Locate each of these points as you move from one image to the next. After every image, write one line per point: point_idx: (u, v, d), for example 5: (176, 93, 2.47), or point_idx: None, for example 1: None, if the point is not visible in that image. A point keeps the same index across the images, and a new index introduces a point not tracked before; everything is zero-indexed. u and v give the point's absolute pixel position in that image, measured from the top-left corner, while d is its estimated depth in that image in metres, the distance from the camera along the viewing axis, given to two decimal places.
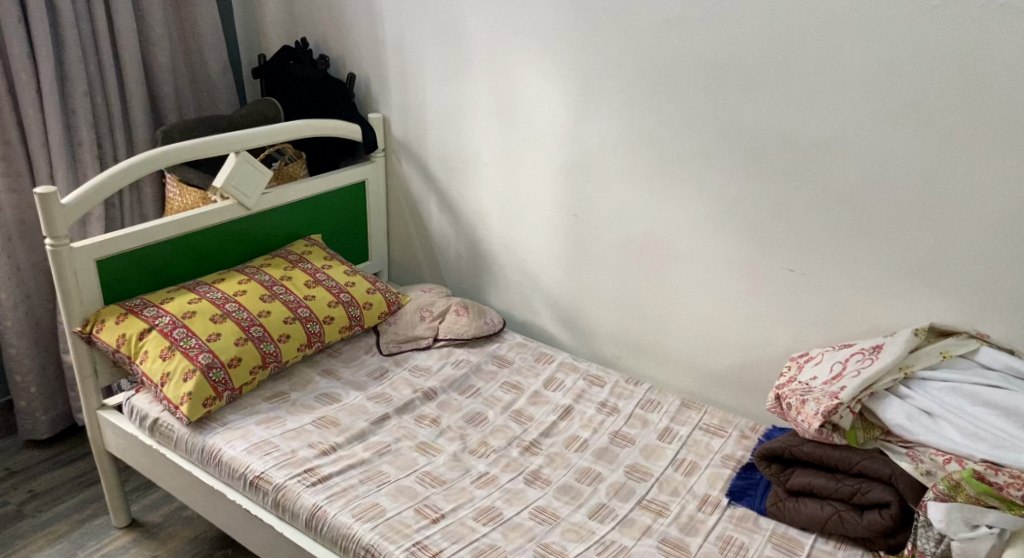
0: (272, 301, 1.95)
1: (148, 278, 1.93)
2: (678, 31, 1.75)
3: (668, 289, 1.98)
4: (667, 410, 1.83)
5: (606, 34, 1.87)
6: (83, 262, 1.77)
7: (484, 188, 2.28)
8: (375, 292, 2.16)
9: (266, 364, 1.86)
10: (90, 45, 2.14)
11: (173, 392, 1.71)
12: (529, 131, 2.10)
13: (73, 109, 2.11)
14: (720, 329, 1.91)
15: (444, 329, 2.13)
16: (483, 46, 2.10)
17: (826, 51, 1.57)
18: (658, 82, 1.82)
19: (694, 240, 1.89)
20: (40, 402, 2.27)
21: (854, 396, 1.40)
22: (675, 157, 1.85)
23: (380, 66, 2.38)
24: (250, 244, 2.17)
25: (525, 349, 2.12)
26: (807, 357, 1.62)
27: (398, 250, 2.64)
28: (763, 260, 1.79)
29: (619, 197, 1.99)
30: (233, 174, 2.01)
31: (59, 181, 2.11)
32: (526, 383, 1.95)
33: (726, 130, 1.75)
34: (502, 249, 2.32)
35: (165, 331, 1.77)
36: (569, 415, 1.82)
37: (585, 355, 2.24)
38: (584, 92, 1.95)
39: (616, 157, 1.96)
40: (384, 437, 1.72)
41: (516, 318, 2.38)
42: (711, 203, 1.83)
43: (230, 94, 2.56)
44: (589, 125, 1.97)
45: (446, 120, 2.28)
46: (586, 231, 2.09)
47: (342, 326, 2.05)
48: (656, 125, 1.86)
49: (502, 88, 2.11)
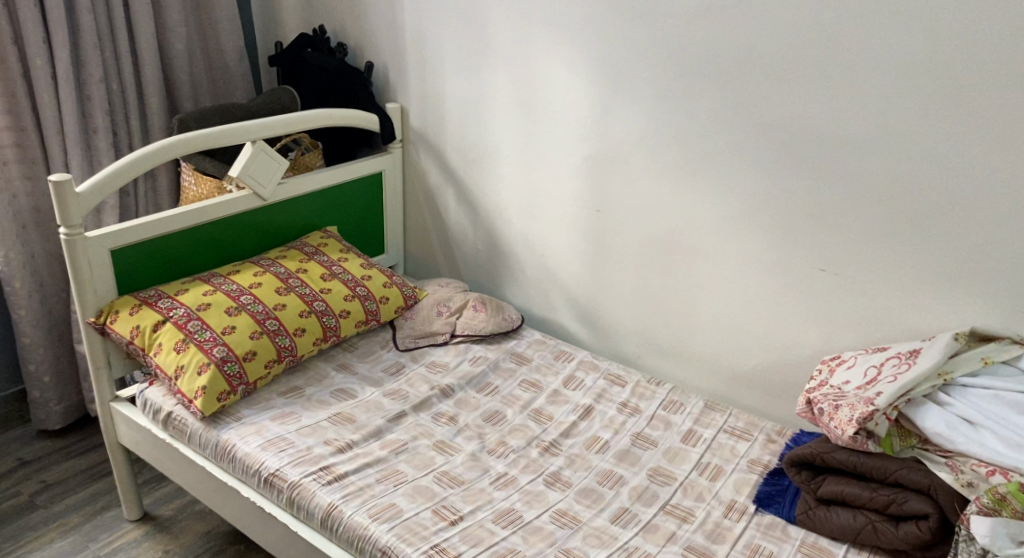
0: (288, 294, 1.91)
1: (163, 268, 1.90)
2: (710, 21, 1.69)
3: (694, 288, 1.93)
4: (690, 412, 1.78)
5: (633, 24, 1.81)
6: (97, 251, 1.74)
7: (504, 182, 2.23)
8: (392, 286, 2.13)
9: (281, 359, 1.82)
10: (107, 31, 2.11)
11: (187, 386, 1.67)
12: (552, 124, 2.05)
13: (88, 96, 2.08)
14: (747, 329, 1.86)
15: (462, 325, 2.09)
16: (506, 36, 2.05)
17: (866, 42, 1.51)
18: (687, 75, 1.76)
19: (722, 237, 1.84)
20: (53, 392, 2.25)
21: (890, 403, 1.36)
22: (703, 151, 1.80)
23: (399, 55, 2.33)
24: (265, 235, 2.13)
25: (544, 347, 2.08)
26: (838, 360, 1.56)
27: (414, 243, 2.60)
28: (793, 259, 1.74)
29: (645, 193, 1.94)
30: (249, 164, 1.98)
31: (73, 169, 2.08)
32: (545, 381, 1.91)
33: (758, 123, 1.69)
34: (521, 244, 2.27)
35: (180, 323, 1.73)
36: (589, 415, 1.77)
37: (605, 353, 2.19)
38: (610, 84, 1.90)
39: (641, 151, 1.90)
40: (400, 435, 1.68)
41: (534, 315, 2.33)
42: (740, 200, 1.78)
43: (246, 82, 2.52)
44: (615, 117, 1.92)
45: (466, 112, 2.23)
46: (608, 227, 2.04)
47: (358, 321, 2.02)
48: (683, 119, 1.80)
49: (525, 79, 2.05)
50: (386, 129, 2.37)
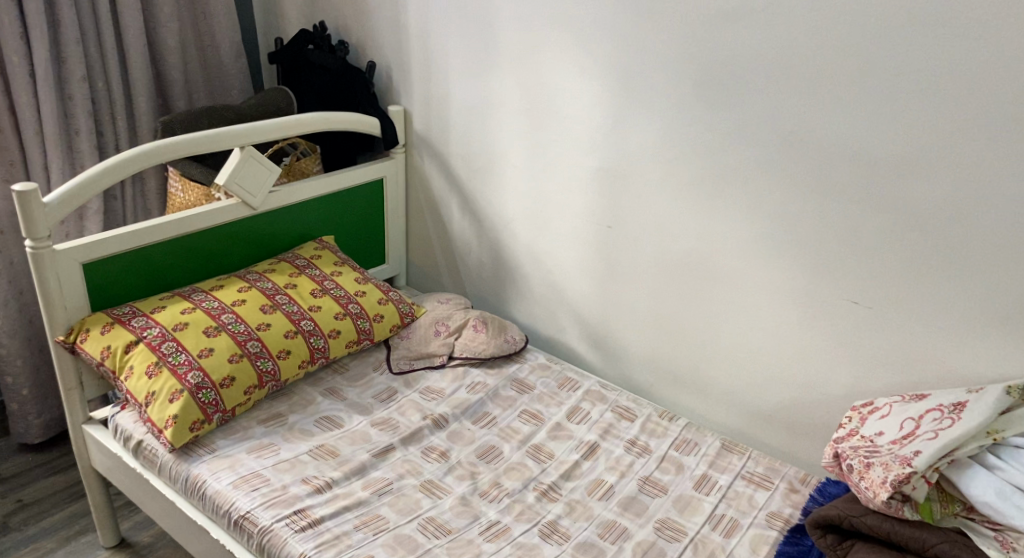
0: (274, 313, 1.78)
1: (141, 282, 1.78)
2: (736, 23, 1.52)
3: (712, 315, 1.77)
4: (705, 453, 1.62)
5: (649, 25, 1.65)
6: (67, 265, 1.62)
7: (509, 192, 2.09)
8: (387, 303, 2.00)
9: (262, 384, 1.69)
10: (91, 26, 1.99)
11: (158, 414, 1.55)
12: (561, 132, 1.90)
13: (70, 95, 1.97)
14: (770, 362, 1.70)
15: (460, 347, 1.95)
16: (514, 37, 1.90)
17: (914, 50, 1.34)
18: (709, 82, 1.60)
19: (744, 261, 1.68)
20: (34, 405, 2.15)
21: (930, 465, 1.19)
22: (726, 166, 1.64)
23: (402, 55, 2.19)
24: (255, 246, 2.00)
25: (548, 372, 1.93)
26: (870, 406, 1.38)
27: (417, 253, 2.46)
28: (823, 288, 1.57)
29: (660, 209, 1.78)
30: (238, 171, 1.85)
31: (54, 172, 1.97)
32: (547, 413, 1.76)
33: (787, 137, 1.53)
34: (528, 258, 2.13)
35: (153, 344, 1.61)
36: (594, 453, 1.63)
37: (615, 380, 2.04)
38: (625, 92, 1.74)
39: (657, 165, 1.75)
40: (385, 473, 1.54)
41: (540, 335, 2.19)
42: (765, 221, 1.61)
43: (242, 80, 2.39)
44: (629, 127, 1.76)
45: (471, 117, 2.09)
46: (620, 245, 1.89)
47: (350, 341, 1.89)
48: (704, 131, 1.64)
49: (532, 83, 1.90)
50: (387, 134, 2.22)
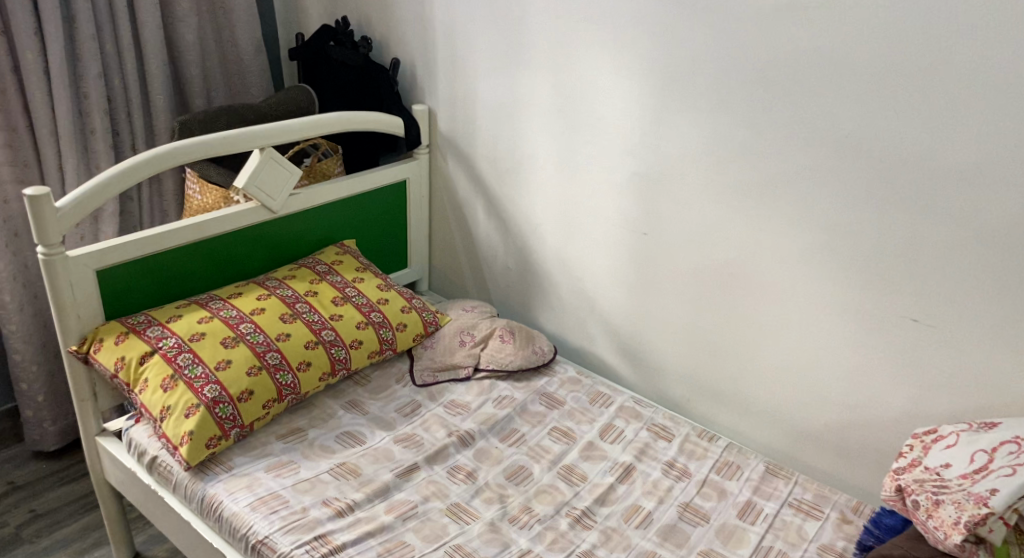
0: (294, 322, 1.71)
1: (156, 289, 1.71)
2: (791, 19, 1.42)
3: (755, 329, 1.67)
4: (749, 478, 1.53)
5: (693, 22, 1.55)
6: (80, 272, 1.55)
7: (538, 196, 2.00)
8: (410, 311, 1.91)
9: (282, 398, 1.62)
10: (107, 21, 1.92)
11: (173, 430, 1.48)
12: (595, 134, 1.80)
13: (86, 93, 1.90)
14: (817, 380, 1.60)
15: (486, 358, 1.86)
16: (546, 34, 1.80)
17: (992, 49, 1.23)
18: (758, 83, 1.50)
19: (791, 273, 1.58)
20: (49, 412, 2.10)
21: (1008, 506, 1.08)
22: (774, 173, 1.54)
23: (427, 51, 2.10)
24: (275, 251, 1.93)
25: (578, 387, 1.83)
26: (935, 435, 1.27)
27: (440, 257, 2.38)
28: (878, 304, 1.47)
29: (700, 216, 1.68)
30: (257, 173, 1.78)
31: (68, 173, 1.90)
32: (579, 430, 1.68)
33: (843, 142, 1.43)
34: (557, 265, 2.03)
35: (169, 356, 1.54)
36: (629, 475, 1.54)
37: (648, 393, 1.94)
38: (665, 93, 1.64)
39: (698, 171, 1.65)
40: (410, 495, 1.46)
41: (569, 345, 2.10)
42: (817, 231, 1.51)
43: (262, 78, 2.32)
44: (668, 130, 1.66)
45: (500, 118, 2.00)
46: (656, 252, 1.79)
47: (372, 351, 1.81)
48: (750, 135, 1.54)
49: (565, 82, 1.81)
50: (411, 134, 2.14)
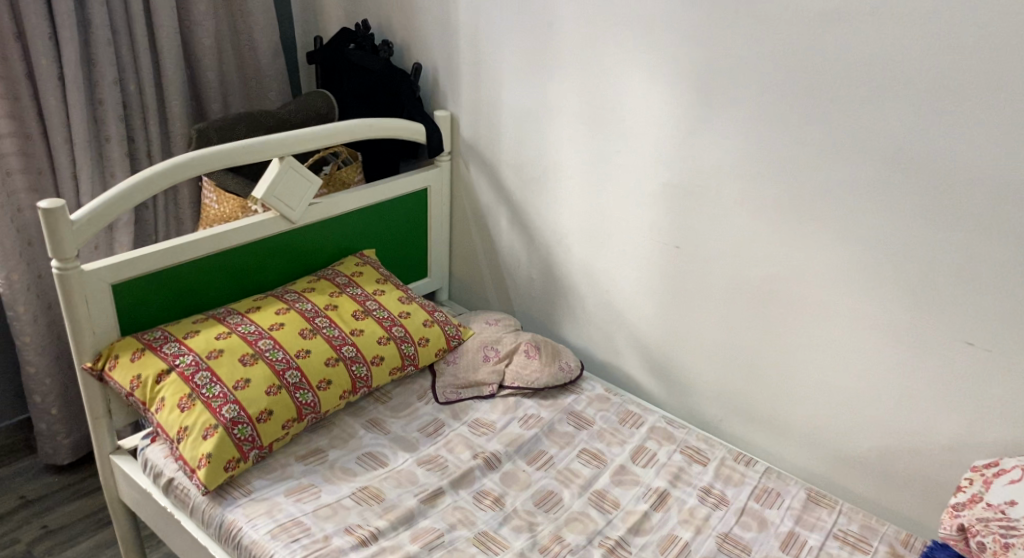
0: (313, 338, 1.65)
1: (173, 303, 1.66)
2: (840, 26, 1.35)
3: (794, 348, 1.60)
4: (790, 507, 1.47)
5: (734, 27, 1.48)
6: (96, 286, 1.50)
7: (565, 206, 1.93)
8: (433, 325, 1.85)
9: (301, 417, 1.56)
10: (123, 25, 1.87)
11: (190, 452, 1.43)
12: (625, 143, 1.73)
13: (101, 99, 1.85)
14: (860, 403, 1.53)
15: (511, 374, 1.80)
16: (575, 39, 1.74)
17: None
18: (803, 92, 1.43)
19: (834, 291, 1.51)
20: (62, 424, 2.05)
21: None
22: (818, 186, 1.46)
23: (450, 55, 2.03)
24: (293, 262, 1.87)
25: (607, 405, 1.77)
26: (998, 467, 1.20)
27: (461, 267, 2.32)
28: (929, 325, 1.40)
29: (737, 230, 1.61)
30: (277, 182, 1.73)
31: (83, 181, 1.85)
32: (610, 453, 1.61)
33: (895, 155, 1.35)
34: (583, 277, 1.97)
35: (186, 374, 1.49)
36: (664, 503, 1.47)
37: (677, 412, 1.87)
38: (702, 101, 1.57)
39: (735, 182, 1.58)
40: (435, 522, 1.40)
41: (595, 359, 2.03)
42: (864, 248, 1.44)
43: (280, 82, 2.26)
44: (704, 140, 1.59)
45: (525, 125, 1.93)
46: (689, 267, 1.72)
47: (394, 367, 1.75)
48: (794, 146, 1.47)
49: (595, 89, 1.74)
50: (433, 141, 2.08)
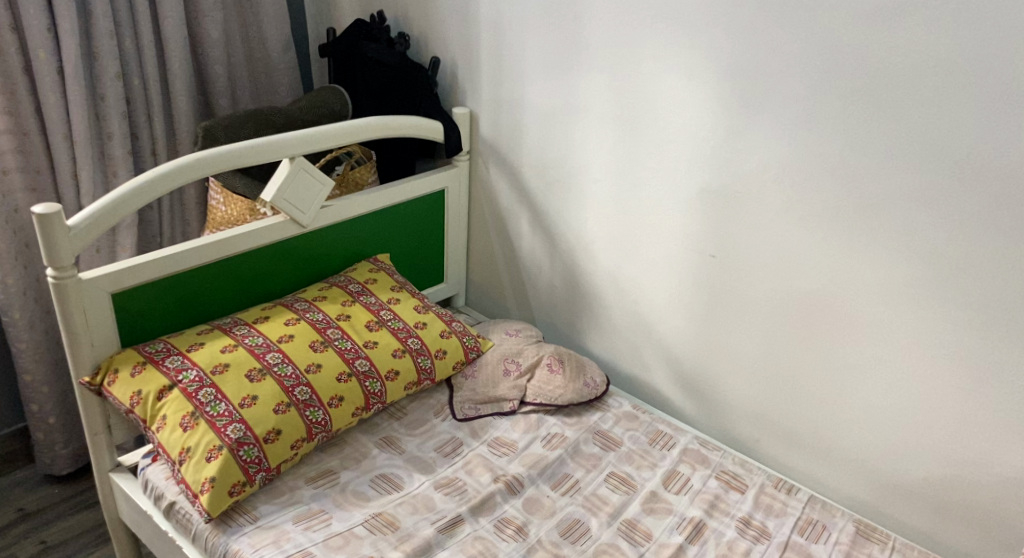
0: (324, 351, 1.55)
1: (178, 313, 1.56)
2: (901, 21, 1.24)
3: (840, 368, 1.51)
4: (838, 542, 1.40)
5: (782, 22, 1.37)
6: (94, 296, 1.41)
7: (591, 211, 1.82)
8: (450, 336, 1.75)
9: (311, 437, 1.47)
10: (126, 16, 1.77)
11: (192, 474, 1.34)
12: (658, 145, 1.62)
13: (103, 94, 1.75)
14: (911, 428, 1.44)
15: (533, 390, 1.69)
16: (606, 34, 1.63)
17: None
18: (858, 94, 1.32)
19: (887, 309, 1.41)
20: (61, 434, 1.97)
21: None
22: (872, 196, 1.36)
23: (470, 49, 1.92)
24: (304, 268, 1.78)
25: (636, 425, 1.66)
26: None
27: (478, 271, 2.22)
28: (991, 348, 1.31)
29: (781, 240, 1.50)
30: (288, 185, 1.63)
31: (83, 181, 1.76)
32: (640, 477, 1.51)
33: (963, 164, 1.25)
34: (610, 285, 1.86)
35: (189, 391, 1.40)
36: (700, 536, 1.38)
37: (710, 431, 1.78)
38: (744, 101, 1.46)
39: (780, 189, 1.47)
40: (455, 554, 1.31)
41: (621, 372, 1.93)
42: (922, 263, 1.34)
43: (290, 76, 2.16)
44: (745, 143, 1.48)
45: (549, 123, 1.82)
46: (726, 278, 1.61)
47: (409, 382, 1.65)
48: (846, 151, 1.36)
49: (625, 88, 1.63)
50: (451, 140, 1.97)
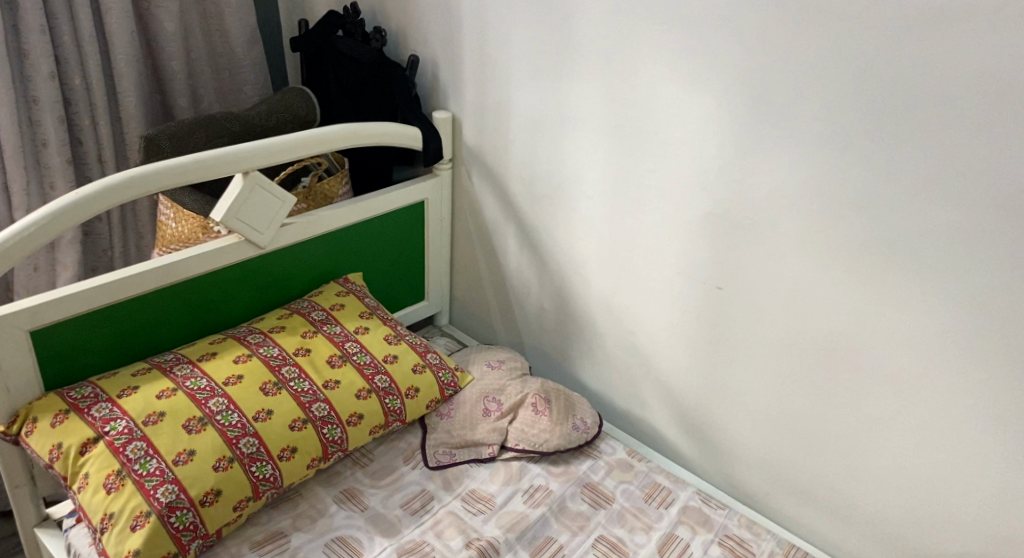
0: (277, 395, 1.37)
1: (113, 347, 1.38)
2: (947, 31, 1.04)
3: (862, 423, 1.32)
4: None
5: (803, 26, 1.16)
6: (7, 335, 1.23)
7: (583, 229, 1.62)
8: (424, 370, 1.57)
9: (258, 495, 1.30)
10: (61, 9, 1.57)
11: (114, 545, 1.17)
12: (659, 162, 1.42)
13: (35, 97, 1.56)
14: (943, 496, 1.26)
15: (515, 434, 1.51)
16: (599, 35, 1.42)
17: None
18: (893, 112, 1.11)
19: (919, 363, 1.22)
20: None
21: None
22: (905, 232, 1.16)
23: (451, 47, 1.72)
24: (262, 292, 1.59)
25: (630, 476, 1.49)
26: None
27: (463, 288, 2.03)
28: None
29: (797, 277, 1.31)
30: (241, 203, 1.44)
31: (15, 195, 1.58)
32: (632, 543, 1.34)
33: (1017, 201, 1.05)
34: (604, 313, 1.67)
35: (116, 446, 1.22)
36: None
37: (714, 479, 1.60)
38: (756, 116, 1.26)
39: (796, 219, 1.27)
40: None
41: (615, 408, 1.75)
42: (963, 314, 1.15)
43: (256, 73, 1.96)
44: (757, 167, 1.29)
45: (537, 133, 1.62)
46: (733, 315, 1.42)
47: (376, 425, 1.47)
48: (875, 179, 1.16)
49: (623, 94, 1.43)
50: (430, 147, 1.77)
